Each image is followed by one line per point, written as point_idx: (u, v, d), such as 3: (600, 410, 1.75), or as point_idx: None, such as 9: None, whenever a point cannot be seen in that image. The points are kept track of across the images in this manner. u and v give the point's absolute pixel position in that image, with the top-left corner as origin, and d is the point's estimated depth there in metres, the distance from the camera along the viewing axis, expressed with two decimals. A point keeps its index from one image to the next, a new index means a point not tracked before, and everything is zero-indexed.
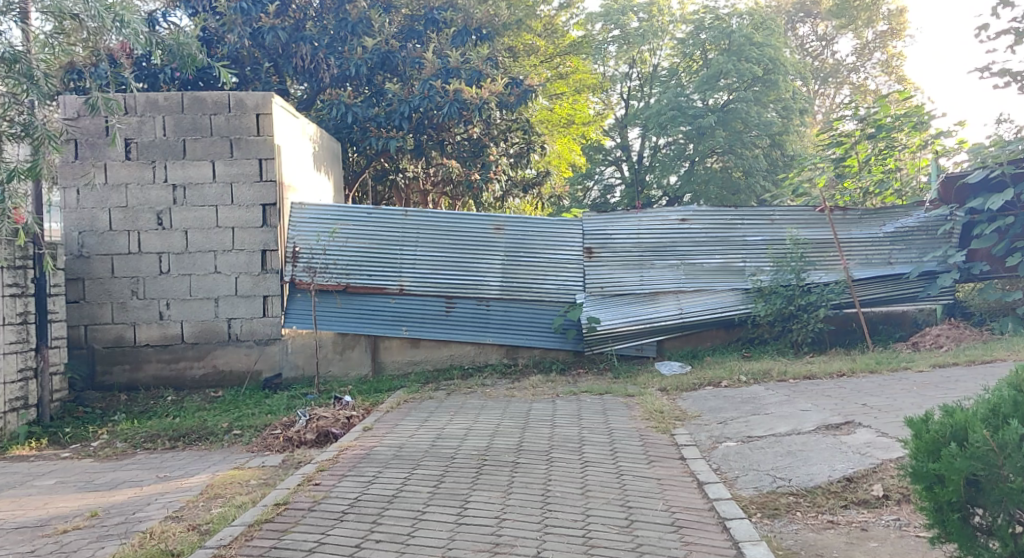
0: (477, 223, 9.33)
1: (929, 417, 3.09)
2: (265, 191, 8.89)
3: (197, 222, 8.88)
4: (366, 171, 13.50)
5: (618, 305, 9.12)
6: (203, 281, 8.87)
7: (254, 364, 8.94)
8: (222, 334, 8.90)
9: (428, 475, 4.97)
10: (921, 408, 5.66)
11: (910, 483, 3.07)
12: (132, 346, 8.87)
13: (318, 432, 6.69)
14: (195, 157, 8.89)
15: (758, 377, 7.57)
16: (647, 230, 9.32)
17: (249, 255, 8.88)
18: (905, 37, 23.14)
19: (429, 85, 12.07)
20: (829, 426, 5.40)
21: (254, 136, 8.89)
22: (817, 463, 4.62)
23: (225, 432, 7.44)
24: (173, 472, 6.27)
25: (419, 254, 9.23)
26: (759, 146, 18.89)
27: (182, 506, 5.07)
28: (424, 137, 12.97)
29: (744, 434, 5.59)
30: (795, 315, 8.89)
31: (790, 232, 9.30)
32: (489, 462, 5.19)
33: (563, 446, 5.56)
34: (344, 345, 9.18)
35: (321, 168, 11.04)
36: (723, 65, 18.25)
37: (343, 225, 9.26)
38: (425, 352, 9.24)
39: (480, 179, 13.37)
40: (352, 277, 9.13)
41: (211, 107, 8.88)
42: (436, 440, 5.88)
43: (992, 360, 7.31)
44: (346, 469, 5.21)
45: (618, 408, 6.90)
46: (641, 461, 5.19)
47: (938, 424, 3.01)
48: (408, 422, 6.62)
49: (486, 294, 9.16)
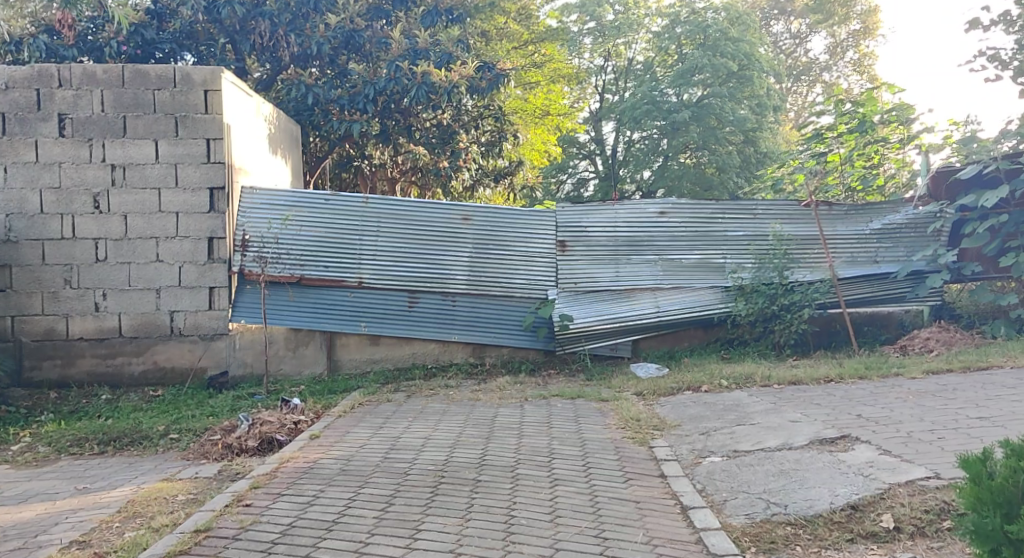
0: (443, 212, 8.71)
1: (991, 468, 2.88)
2: (213, 173, 8.22)
3: (137, 206, 8.18)
4: (330, 156, 12.81)
5: (592, 302, 8.58)
6: (143, 270, 8.19)
7: (198, 361, 8.29)
8: (164, 328, 8.22)
9: (376, 495, 4.37)
10: (922, 421, 5.15)
11: (972, 544, 2.80)
12: (64, 340, 8.14)
13: (261, 439, 6.07)
14: (136, 135, 8.18)
15: (740, 381, 7.06)
16: (624, 222, 8.78)
17: (195, 242, 8.22)
18: (877, 36, 22.88)
19: (396, 65, 11.43)
20: (823, 442, 4.90)
21: (202, 114, 8.22)
22: (816, 487, 4.10)
23: (161, 436, 6.77)
24: (95, 482, 5.59)
25: (380, 245, 8.59)
26: (733, 143, 18.51)
27: (94, 528, 4.37)
28: (389, 122, 12.27)
29: (729, 448, 5.07)
30: (777, 316, 8.39)
31: (773, 227, 8.80)
32: (447, 480, 4.60)
33: (531, 461, 4.99)
34: (297, 341, 8.52)
35: (278, 151, 10.34)
36: (699, 60, 17.83)
37: (297, 212, 8.59)
38: (385, 350, 8.62)
39: (449, 167, 12.54)
40: (306, 268, 8.46)
41: (154, 82, 8.18)
42: (390, 451, 5.28)
43: (987, 367, 6.88)
44: (284, 486, 4.58)
45: (590, 416, 6.34)
46: (617, 479, 4.64)
47: (999, 475, 2.80)
48: (361, 430, 6.00)
49: (452, 288, 8.57)
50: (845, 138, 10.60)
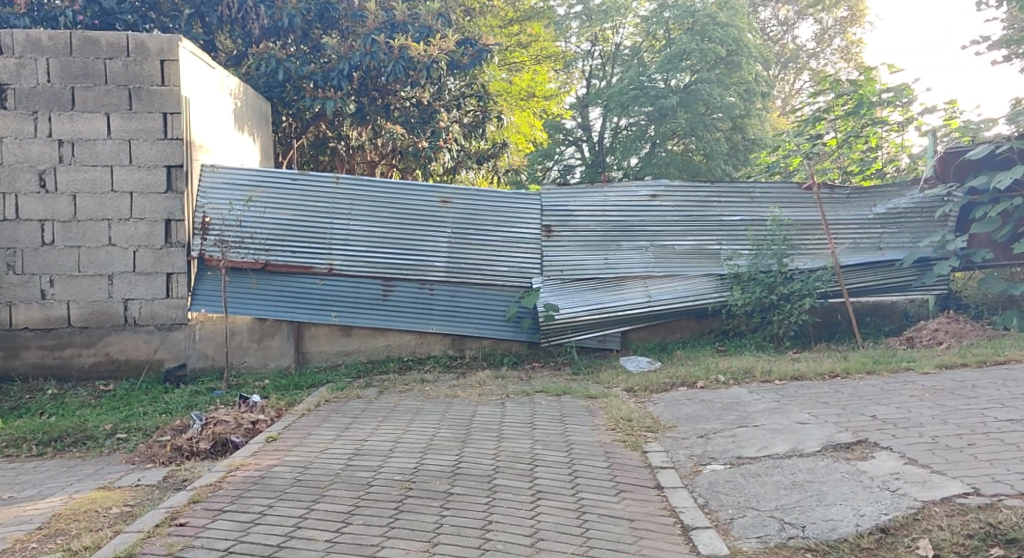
0: (420, 194, 8.11)
1: None
2: (170, 149, 7.59)
3: (87, 184, 7.53)
4: (304, 135, 12.17)
5: (580, 291, 8.01)
6: (95, 254, 7.55)
7: (154, 353, 7.69)
8: (117, 317, 7.60)
9: (331, 513, 3.80)
10: (946, 424, 4.64)
11: None
12: (7, 329, 7.52)
13: (214, 441, 5.54)
14: (86, 109, 7.53)
15: (738, 377, 6.54)
16: (613, 206, 8.22)
17: (151, 224, 7.59)
18: (864, 24, 22.39)
19: (371, 39, 10.81)
20: (838, 448, 4.38)
21: (158, 85, 7.57)
22: (838, 504, 3.57)
23: (108, 436, 6.18)
24: (22, 492, 4.98)
25: (352, 228, 7.99)
26: (721, 130, 17.94)
27: (4, 550, 3.81)
28: (365, 100, 11.60)
29: (732, 454, 4.54)
30: (776, 305, 7.88)
31: (772, 212, 8.26)
32: (414, 494, 4.04)
33: (511, 469, 4.44)
34: (262, 332, 7.93)
35: (245, 128, 9.69)
36: (687, 44, 17.09)
37: (261, 192, 7.97)
38: (358, 341, 8.04)
39: (429, 147, 11.95)
40: (272, 254, 7.86)
41: (105, 50, 7.53)
42: (353, 457, 4.71)
43: (1004, 361, 6.40)
44: (227, 500, 4.01)
45: (577, 415, 5.79)
46: (608, 490, 4.10)
47: None
48: (324, 432, 5.43)
49: (430, 275, 7.99)
50: (841, 121, 10.08)
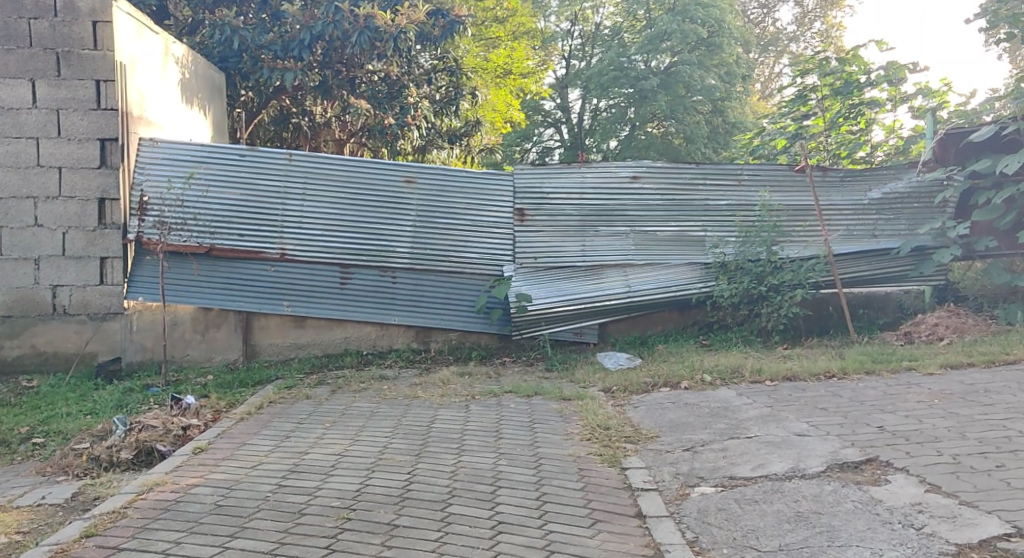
0: (381, 173, 7.42)
1: None
2: (103, 121, 6.83)
3: (10, 158, 6.78)
4: (264, 109, 11.41)
5: (554, 280, 7.41)
6: (19, 235, 6.81)
7: (86, 346, 6.98)
8: (45, 306, 6.89)
9: (247, 554, 3.16)
10: (966, 439, 4.07)
11: None
12: None
13: (137, 450, 4.88)
14: (8, 74, 6.77)
15: (726, 376, 5.97)
16: (591, 188, 7.57)
17: (81, 203, 6.85)
18: (845, 8, 21.80)
19: (335, 7, 9.90)
20: (845, 468, 3.82)
21: (89, 49, 6.80)
22: (853, 546, 3.00)
23: (22, 442, 5.50)
24: None
25: (306, 210, 7.30)
26: (701, 113, 17.31)
27: None
28: (329, 73, 10.68)
29: (723, 474, 3.96)
30: (764, 297, 7.32)
31: (761, 196, 7.66)
32: (352, 527, 3.41)
33: (469, 493, 3.82)
34: (207, 323, 7.24)
35: (195, 101, 8.94)
36: (667, 25, 16.35)
37: (204, 169, 7.23)
38: (312, 334, 7.38)
39: (395, 124, 11.20)
40: (217, 237, 7.15)
41: (30, 9, 6.76)
42: (288, 476, 4.08)
43: (1014, 361, 5.86)
44: (127, 535, 3.37)
45: (549, 421, 5.18)
46: (581, 520, 3.50)
47: None
48: (261, 442, 4.78)
49: (392, 262, 7.34)
50: (829, 102, 9.42)
